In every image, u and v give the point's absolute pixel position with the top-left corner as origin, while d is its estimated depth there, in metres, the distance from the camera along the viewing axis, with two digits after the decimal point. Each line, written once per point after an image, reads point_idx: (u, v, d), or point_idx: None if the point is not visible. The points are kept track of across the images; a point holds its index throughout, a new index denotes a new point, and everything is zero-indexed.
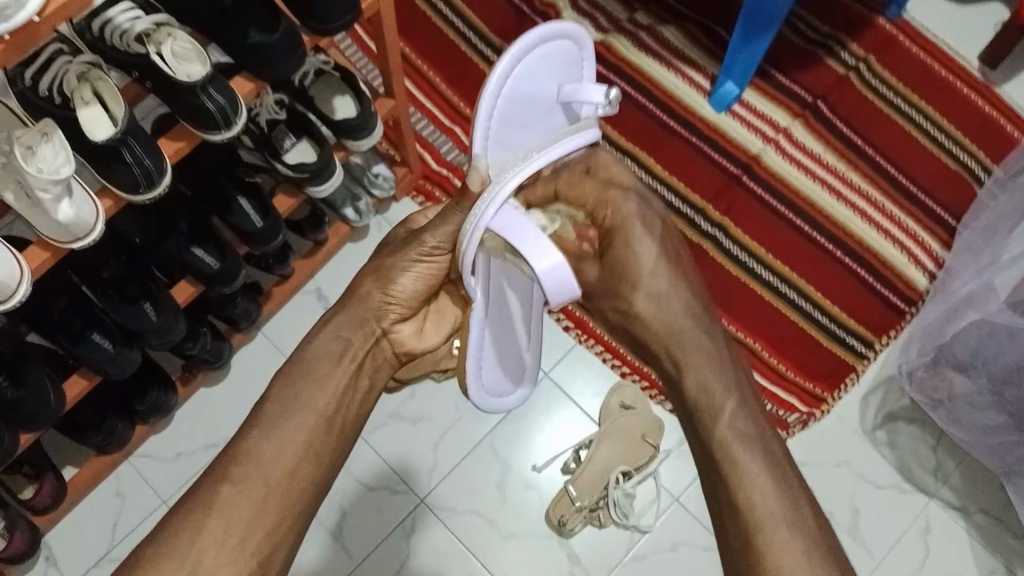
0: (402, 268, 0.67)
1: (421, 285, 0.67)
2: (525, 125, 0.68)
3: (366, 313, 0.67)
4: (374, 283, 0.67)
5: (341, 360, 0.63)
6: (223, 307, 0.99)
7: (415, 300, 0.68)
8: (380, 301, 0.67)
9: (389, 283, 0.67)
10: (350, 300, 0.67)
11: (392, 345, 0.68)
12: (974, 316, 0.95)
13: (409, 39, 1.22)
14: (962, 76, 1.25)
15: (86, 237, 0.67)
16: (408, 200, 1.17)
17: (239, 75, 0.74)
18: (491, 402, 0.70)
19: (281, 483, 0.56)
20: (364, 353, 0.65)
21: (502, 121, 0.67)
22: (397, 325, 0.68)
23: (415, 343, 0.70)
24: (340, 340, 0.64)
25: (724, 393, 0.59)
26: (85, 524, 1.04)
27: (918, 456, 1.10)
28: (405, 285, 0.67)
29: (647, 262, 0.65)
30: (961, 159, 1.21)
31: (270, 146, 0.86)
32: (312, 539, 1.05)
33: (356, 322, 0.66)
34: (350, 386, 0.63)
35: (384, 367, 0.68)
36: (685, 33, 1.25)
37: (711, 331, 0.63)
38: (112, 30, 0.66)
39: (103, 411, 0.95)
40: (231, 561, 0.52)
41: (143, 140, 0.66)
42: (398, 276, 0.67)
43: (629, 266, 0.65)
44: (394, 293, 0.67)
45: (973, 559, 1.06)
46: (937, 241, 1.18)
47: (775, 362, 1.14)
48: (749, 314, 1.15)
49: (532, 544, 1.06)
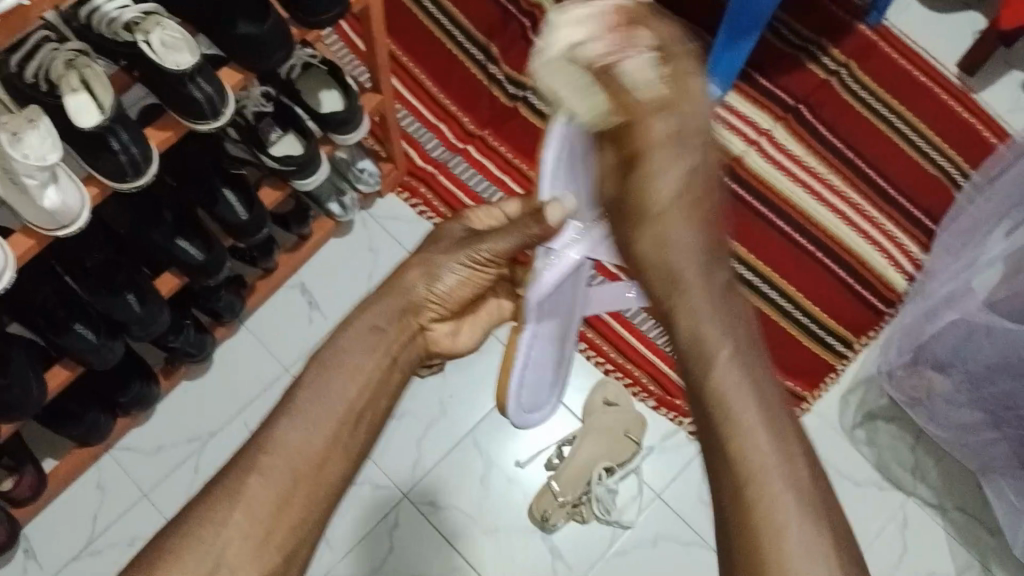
0: (451, 260, 0.68)
1: (463, 282, 0.68)
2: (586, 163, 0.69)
3: (407, 306, 0.67)
4: (419, 276, 0.68)
5: (377, 350, 0.64)
6: (207, 300, 0.99)
7: (457, 300, 0.69)
8: (423, 296, 0.68)
9: (433, 279, 0.68)
10: (392, 290, 0.67)
11: (426, 342, 0.70)
12: (952, 316, 0.95)
13: (394, 37, 1.23)
14: (941, 83, 1.26)
15: (71, 225, 0.66)
16: (392, 196, 1.17)
17: (228, 65, 0.75)
18: (526, 423, 0.82)
19: (288, 475, 0.56)
20: (399, 345, 0.66)
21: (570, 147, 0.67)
22: (432, 324, 0.69)
23: (446, 343, 0.72)
24: (376, 330, 0.65)
25: (728, 358, 0.58)
26: (64, 517, 1.03)
27: (897, 455, 1.11)
28: (447, 284, 0.68)
29: (659, 197, 0.64)
30: (940, 163, 1.22)
31: (256, 139, 0.86)
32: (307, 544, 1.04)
33: (397, 313, 0.66)
34: (384, 376, 0.64)
35: (414, 362, 0.68)
36: None
37: (711, 282, 0.63)
38: (100, 19, 0.65)
39: (85, 402, 0.95)
40: (239, 553, 0.53)
41: (129, 127, 0.66)
42: (443, 274, 0.68)
43: (638, 202, 0.65)
44: (431, 282, 0.68)
45: (949, 557, 1.07)
46: (916, 243, 1.19)
47: (796, 388, 1.14)
48: (783, 354, 1.15)
49: (515, 539, 1.06)
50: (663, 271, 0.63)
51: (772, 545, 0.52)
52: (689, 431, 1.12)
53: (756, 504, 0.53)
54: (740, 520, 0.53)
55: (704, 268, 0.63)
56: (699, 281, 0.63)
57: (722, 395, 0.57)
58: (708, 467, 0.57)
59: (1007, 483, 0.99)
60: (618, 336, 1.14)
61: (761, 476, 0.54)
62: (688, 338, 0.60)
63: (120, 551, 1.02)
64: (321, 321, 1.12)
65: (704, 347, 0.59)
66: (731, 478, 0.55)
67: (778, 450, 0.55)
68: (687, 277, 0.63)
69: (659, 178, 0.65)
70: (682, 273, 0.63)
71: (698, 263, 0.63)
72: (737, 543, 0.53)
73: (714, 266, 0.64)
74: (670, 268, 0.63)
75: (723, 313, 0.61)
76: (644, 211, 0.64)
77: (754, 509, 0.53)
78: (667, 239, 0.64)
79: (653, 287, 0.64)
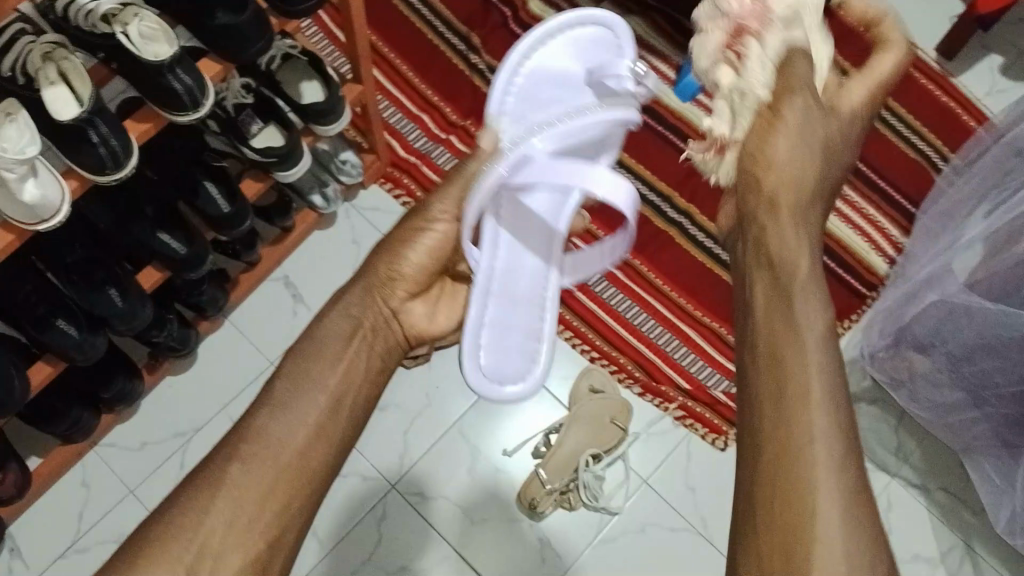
0: (414, 235, 0.67)
1: (428, 255, 0.67)
2: (554, 86, 0.74)
3: (374, 286, 0.66)
4: (383, 257, 0.67)
5: (353, 337, 0.63)
6: (190, 295, 0.98)
7: (422, 272, 0.67)
8: (387, 275, 0.66)
9: (396, 257, 0.67)
10: (364, 274, 0.67)
11: (402, 326, 0.67)
12: (932, 297, 0.96)
13: (375, 27, 1.22)
14: (921, 67, 1.27)
15: (51, 219, 0.66)
16: (375, 188, 1.16)
17: (207, 56, 0.74)
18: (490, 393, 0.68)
19: (281, 467, 0.56)
20: (371, 329, 0.64)
21: (536, 69, 0.75)
22: (406, 304, 0.67)
23: (425, 325, 0.69)
24: (350, 318, 0.64)
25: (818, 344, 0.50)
26: (50, 515, 1.03)
27: (880, 437, 1.12)
28: (414, 260, 0.67)
29: (830, 123, 0.59)
30: (920, 147, 1.23)
31: (236, 129, 0.86)
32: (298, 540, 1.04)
33: (364, 297, 0.65)
34: (358, 362, 0.62)
35: (393, 350, 0.66)
36: (651, 24, 1.26)
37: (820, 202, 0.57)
38: (76, 11, 0.65)
39: (70, 400, 0.94)
40: (228, 543, 0.53)
41: (109, 120, 0.66)
42: (407, 251, 0.67)
43: (796, 116, 0.59)
44: (399, 262, 0.67)
45: (933, 537, 1.09)
46: (897, 226, 1.20)
47: None
48: None
49: (504, 527, 1.07)
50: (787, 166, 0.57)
51: (807, 497, 0.47)
52: (675, 417, 1.12)
53: (785, 485, 0.48)
54: (787, 458, 0.48)
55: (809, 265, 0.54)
56: (811, 269, 0.54)
57: (781, 365, 0.50)
58: (758, 380, 0.51)
59: (988, 462, 1.01)
60: (601, 323, 1.15)
61: (819, 444, 0.48)
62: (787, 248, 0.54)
63: (106, 548, 1.02)
64: (304, 314, 1.12)
65: (770, 315, 0.52)
66: (787, 423, 0.48)
67: (839, 456, 0.48)
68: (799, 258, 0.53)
69: (801, 141, 0.57)
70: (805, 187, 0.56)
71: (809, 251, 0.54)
72: (773, 479, 0.48)
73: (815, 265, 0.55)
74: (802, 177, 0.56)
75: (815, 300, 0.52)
76: (806, 125, 0.59)
77: (804, 452, 0.48)
78: (781, 209, 0.55)
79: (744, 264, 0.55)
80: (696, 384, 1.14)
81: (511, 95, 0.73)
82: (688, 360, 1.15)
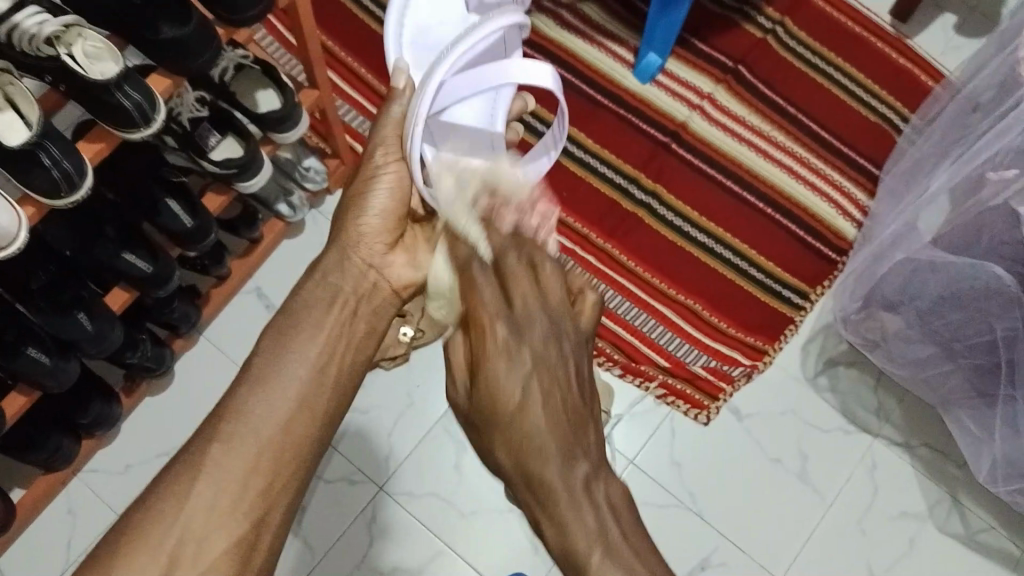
0: (370, 187, 0.69)
1: (393, 204, 0.70)
2: (439, 30, 0.83)
3: (347, 252, 0.68)
4: (349, 215, 0.69)
5: (332, 306, 0.65)
6: (161, 313, 0.98)
7: (390, 223, 0.70)
8: (357, 229, 0.69)
9: (360, 210, 0.69)
10: (339, 241, 0.69)
11: (387, 280, 0.69)
12: (899, 256, 0.97)
13: (328, 30, 1.21)
14: (874, 31, 1.28)
15: (8, 247, 0.65)
16: (342, 191, 1.16)
17: (156, 71, 0.74)
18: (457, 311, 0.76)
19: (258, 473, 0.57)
20: (357, 297, 0.67)
21: (413, 21, 0.83)
22: (386, 257, 0.70)
23: (412, 275, 0.71)
24: (331, 289, 0.66)
25: (579, 527, 0.53)
26: (38, 545, 1.02)
27: (859, 398, 1.14)
28: (377, 209, 0.69)
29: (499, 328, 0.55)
30: (879, 112, 1.25)
31: (194, 144, 0.85)
32: (288, 551, 1.04)
33: (341, 262, 0.67)
34: (343, 330, 0.65)
35: (386, 308, 0.69)
36: (605, 8, 1.27)
37: (552, 388, 0.55)
38: (20, 35, 0.63)
39: (46, 427, 0.93)
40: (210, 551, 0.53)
41: (59, 142, 0.65)
42: (370, 204, 0.69)
43: (480, 331, 0.56)
44: (364, 225, 0.69)
45: (920, 492, 1.11)
46: (862, 190, 1.22)
47: (758, 343, 1.15)
48: (745, 314, 1.17)
49: (496, 519, 1.07)
50: (504, 391, 0.54)
51: None
52: (656, 396, 1.13)
53: None
54: None
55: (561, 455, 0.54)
56: (556, 456, 0.54)
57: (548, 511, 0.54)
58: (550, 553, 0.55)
59: (965, 414, 1.02)
60: None
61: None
62: (507, 442, 0.55)
63: None
64: None
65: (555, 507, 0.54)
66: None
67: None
68: (539, 464, 0.54)
69: (506, 371, 0.54)
70: (515, 395, 0.54)
71: (561, 451, 0.54)
72: None
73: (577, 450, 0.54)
74: (512, 394, 0.54)
75: (582, 481, 0.54)
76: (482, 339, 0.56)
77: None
78: (530, 441, 0.54)
79: (512, 479, 0.56)
80: (676, 361, 1.14)
81: (405, 45, 0.82)
82: (666, 338, 1.15)
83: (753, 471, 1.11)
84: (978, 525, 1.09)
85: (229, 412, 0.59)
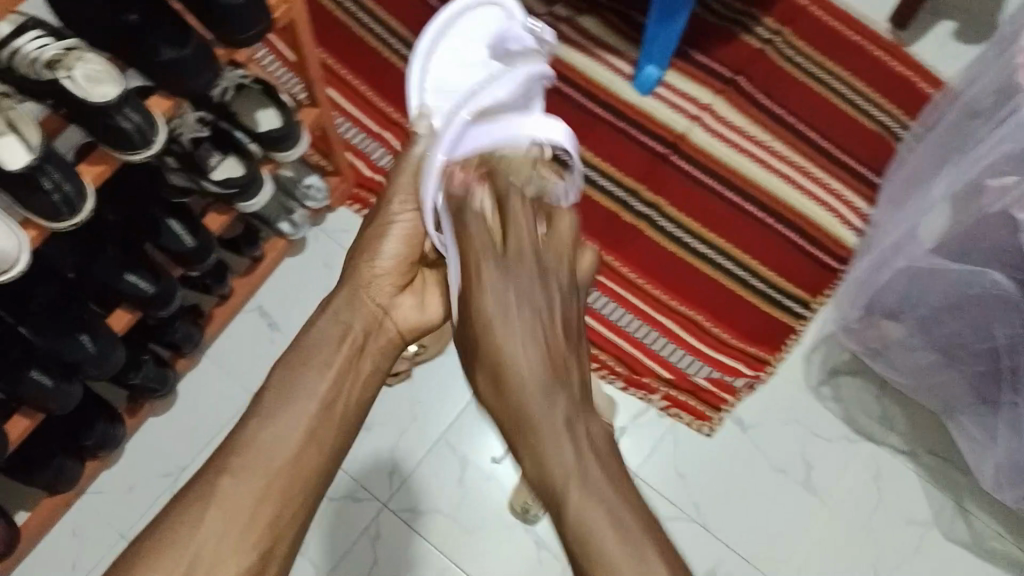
0: (382, 236, 0.70)
1: (405, 247, 0.70)
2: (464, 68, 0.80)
3: (358, 288, 0.69)
4: (360, 258, 0.70)
5: (340, 344, 0.66)
6: (163, 333, 0.98)
7: (402, 265, 0.70)
8: (369, 272, 0.70)
9: (374, 255, 0.70)
10: (348, 281, 0.70)
11: (394, 322, 0.70)
12: (900, 265, 0.97)
13: (329, 49, 1.22)
14: (872, 41, 1.29)
15: (10, 270, 0.66)
16: (343, 209, 1.17)
17: (156, 92, 0.74)
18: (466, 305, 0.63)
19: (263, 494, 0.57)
20: (365, 336, 0.68)
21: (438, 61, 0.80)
22: (395, 299, 0.70)
23: (417, 318, 0.71)
24: (340, 324, 0.67)
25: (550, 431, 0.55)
26: (43, 566, 1.02)
27: (864, 407, 1.14)
28: (390, 253, 0.70)
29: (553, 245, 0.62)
30: (877, 120, 1.25)
31: (196, 165, 0.85)
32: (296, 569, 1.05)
33: (350, 303, 0.68)
34: (352, 368, 0.65)
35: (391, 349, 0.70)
36: (605, 23, 1.28)
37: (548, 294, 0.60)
38: (20, 58, 0.65)
39: (51, 448, 0.93)
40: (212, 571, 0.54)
41: (60, 166, 0.66)
42: (381, 247, 0.70)
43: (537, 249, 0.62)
44: (377, 268, 0.70)
45: (925, 501, 1.10)
46: (863, 199, 1.22)
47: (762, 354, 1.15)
48: (744, 322, 1.17)
49: (500, 534, 1.07)
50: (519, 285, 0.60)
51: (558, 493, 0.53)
52: (660, 407, 1.13)
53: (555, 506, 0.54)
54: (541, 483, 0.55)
55: (544, 390, 0.57)
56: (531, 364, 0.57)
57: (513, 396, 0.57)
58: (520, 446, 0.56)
59: (967, 420, 1.02)
60: (612, 342, 1.15)
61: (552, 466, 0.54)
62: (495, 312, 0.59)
63: None
64: (281, 340, 1.12)
65: (547, 468, 0.54)
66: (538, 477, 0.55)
67: (610, 518, 0.52)
68: (528, 400, 0.56)
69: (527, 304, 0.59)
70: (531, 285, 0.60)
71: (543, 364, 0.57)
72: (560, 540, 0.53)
73: (558, 390, 0.57)
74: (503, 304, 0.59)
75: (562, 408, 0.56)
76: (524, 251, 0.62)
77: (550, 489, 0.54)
78: (513, 383, 0.57)
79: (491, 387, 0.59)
80: (678, 372, 1.14)
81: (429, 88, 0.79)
82: (668, 349, 1.15)
83: (758, 483, 1.11)
84: (985, 533, 1.09)
85: (241, 440, 0.60)
